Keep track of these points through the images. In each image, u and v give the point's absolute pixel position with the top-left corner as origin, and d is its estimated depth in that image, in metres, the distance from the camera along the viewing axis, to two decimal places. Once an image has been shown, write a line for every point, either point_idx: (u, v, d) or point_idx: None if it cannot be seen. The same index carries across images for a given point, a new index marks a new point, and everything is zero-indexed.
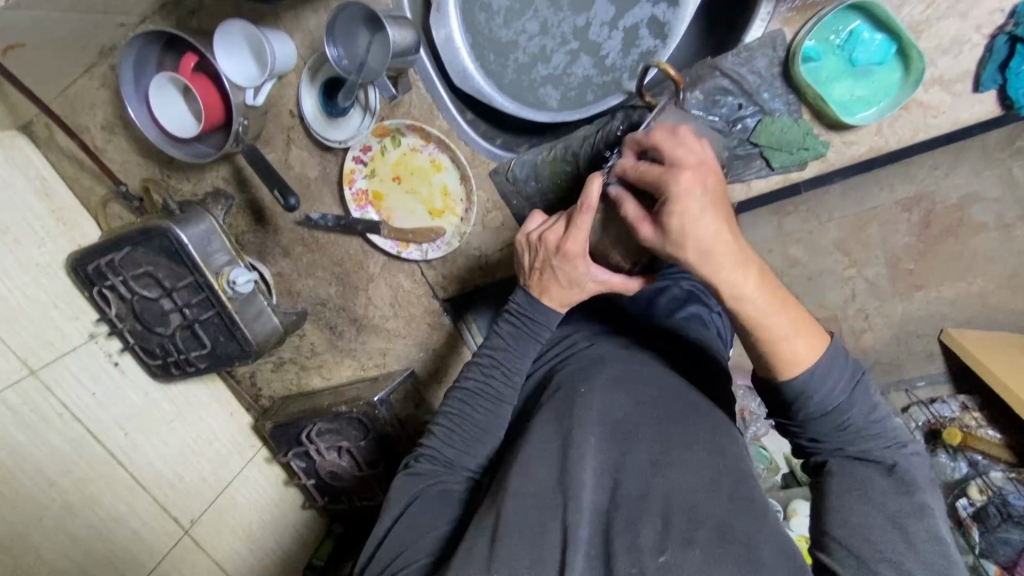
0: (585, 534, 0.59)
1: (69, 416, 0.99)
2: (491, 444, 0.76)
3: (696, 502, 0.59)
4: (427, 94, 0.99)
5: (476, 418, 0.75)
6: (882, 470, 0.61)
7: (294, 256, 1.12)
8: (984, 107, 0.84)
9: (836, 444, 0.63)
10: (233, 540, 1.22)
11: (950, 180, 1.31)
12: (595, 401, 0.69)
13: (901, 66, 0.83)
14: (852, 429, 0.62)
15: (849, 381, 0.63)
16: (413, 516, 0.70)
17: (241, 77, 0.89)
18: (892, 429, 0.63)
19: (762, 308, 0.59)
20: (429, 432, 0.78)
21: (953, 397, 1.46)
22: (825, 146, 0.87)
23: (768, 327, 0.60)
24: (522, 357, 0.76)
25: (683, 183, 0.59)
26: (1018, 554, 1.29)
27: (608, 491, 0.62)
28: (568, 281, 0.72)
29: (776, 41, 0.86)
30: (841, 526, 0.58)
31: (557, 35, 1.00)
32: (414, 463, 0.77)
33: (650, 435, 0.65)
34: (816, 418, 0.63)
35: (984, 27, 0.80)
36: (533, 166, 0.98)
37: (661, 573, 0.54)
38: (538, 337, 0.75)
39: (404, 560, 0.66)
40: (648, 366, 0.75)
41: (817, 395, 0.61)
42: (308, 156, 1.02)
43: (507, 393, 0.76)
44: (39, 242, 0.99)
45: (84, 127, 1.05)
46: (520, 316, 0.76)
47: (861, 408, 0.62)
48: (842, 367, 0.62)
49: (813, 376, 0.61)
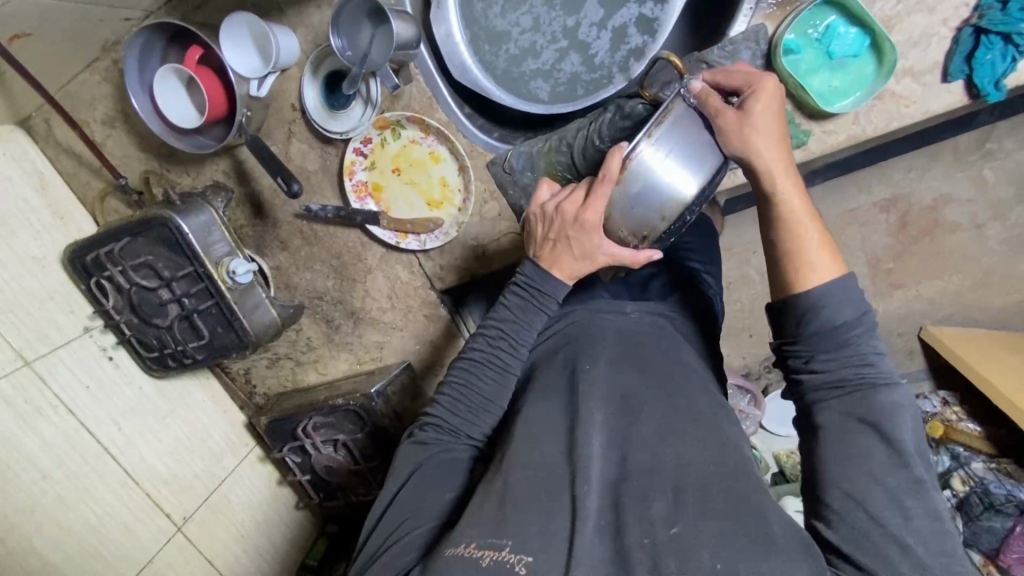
0: (593, 504, 0.61)
1: (61, 408, 0.98)
2: (494, 412, 0.78)
3: (707, 476, 0.62)
4: (427, 87, 1.03)
5: (482, 388, 0.77)
6: (872, 427, 0.62)
7: (292, 249, 1.13)
8: (953, 96, 0.89)
9: (837, 369, 0.64)
10: (226, 537, 1.21)
11: (926, 181, 1.37)
12: (602, 377, 0.72)
13: (874, 59, 0.89)
14: (855, 355, 0.64)
15: (857, 308, 0.65)
16: (418, 483, 0.72)
17: (246, 69, 0.92)
18: (887, 365, 0.64)
19: (798, 205, 0.69)
20: (433, 400, 0.79)
21: (934, 393, 1.52)
22: (806, 135, 0.92)
23: (799, 225, 0.69)
24: (529, 327, 0.77)
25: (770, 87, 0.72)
26: (1002, 543, 1.35)
27: (616, 462, 0.65)
28: (581, 253, 0.74)
29: (759, 35, 0.90)
30: (841, 498, 0.60)
31: (547, 33, 1.05)
32: (419, 431, 0.78)
33: (656, 408, 0.69)
34: (822, 333, 0.65)
35: (950, 20, 0.86)
36: (528, 158, 0.99)
37: (675, 544, 0.56)
38: (545, 308, 0.77)
39: (412, 523, 0.68)
40: (655, 350, 0.77)
41: (830, 308, 0.65)
42: (308, 149, 1.04)
43: (513, 362, 0.77)
44: (35, 235, 0.99)
45: (84, 122, 1.06)
46: (525, 286, 0.77)
47: (865, 333, 0.65)
48: (845, 291, 0.65)
49: (833, 286, 0.65)
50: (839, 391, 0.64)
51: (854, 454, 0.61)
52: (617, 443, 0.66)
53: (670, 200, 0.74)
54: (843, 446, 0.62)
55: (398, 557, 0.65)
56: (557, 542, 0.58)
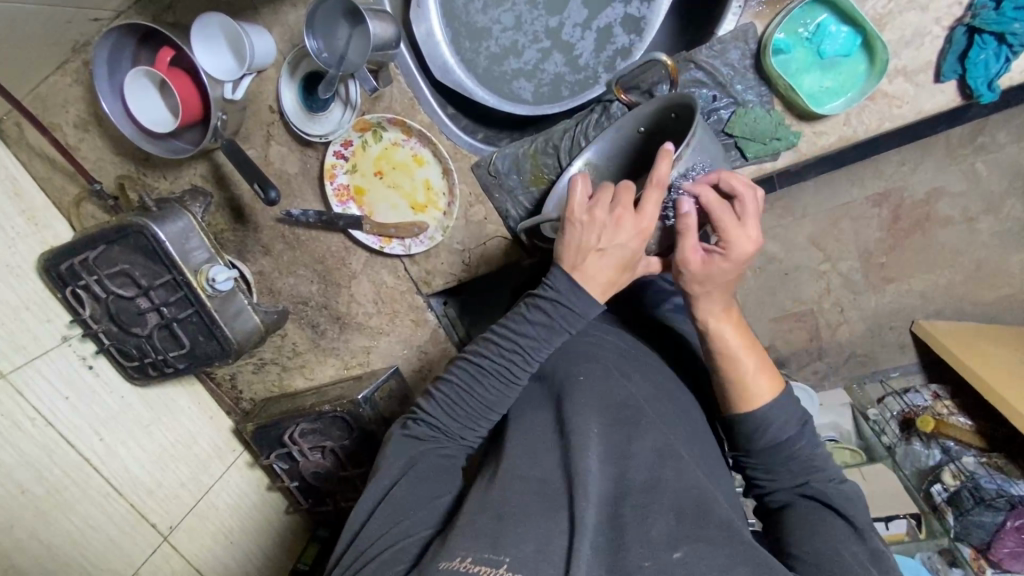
0: (592, 519, 0.59)
1: (40, 420, 0.96)
2: (492, 419, 0.75)
3: (704, 499, 0.62)
4: (408, 88, 1.00)
5: (486, 398, 0.73)
6: (832, 510, 0.66)
7: (275, 254, 1.11)
8: (945, 96, 0.88)
9: (792, 475, 0.70)
10: (213, 546, 1.20)
11: (919, 175, 1.35)
12: (598, 390, 0.72)
13: (866, 59, 0.87)
14: (805, 460, 0.70)
15: (798, 420, 0.72)
16: (408, 488, 0.70)
17: (220, 71, 0.89)
18: (834, 465, 0.71)
19: (734, 344, 0.72)
20: (433, 396, 0.77)
21: (925, 387, 1.52)
22: (796, 137, 0.90)
23: (731, 364, 0.72)
24: (540, 344, 0.72)
25: (741, 257, 0.69)
26: (992, 536, 1.36)
27: (614, 478, 0.63)
28: (629, 263, 0.71)
29: (748, 35, 0.89)
30: (813, 554, 0.61)
31: (529, 32, 1.02)
32: (414, 424, 0.77)
33: (652, 426, 0.69)
34: (770, 449, 0.71)
35: (943, 19, 0.84)
36: (513, 159, 1.01)
37: (679, 568, 0.55)
38: (567, 329, 0.71)
39: (401, 531, 0.66)
40: (643, 374, 0.79)
41: (772, 429, 0.70)
42: (288, 152, 1.02)
43: (521, 376, 0.73)
44: (8, 243, 0.96)
45: (56, 125, 1.03)
46: (544, 299, 0.71)
47: (809, 440, 0.71)
48: (789, 413, 0.71)
49: (770, 411, 0.70)
50: (796, 494, 0.70)
51: (817, 525, 0.65)
52: (613, 457, 0.65)
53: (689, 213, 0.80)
54: (806, 522, 0.66)
55: (388, 565, 0.62)
56: (554, 556, 0.56)
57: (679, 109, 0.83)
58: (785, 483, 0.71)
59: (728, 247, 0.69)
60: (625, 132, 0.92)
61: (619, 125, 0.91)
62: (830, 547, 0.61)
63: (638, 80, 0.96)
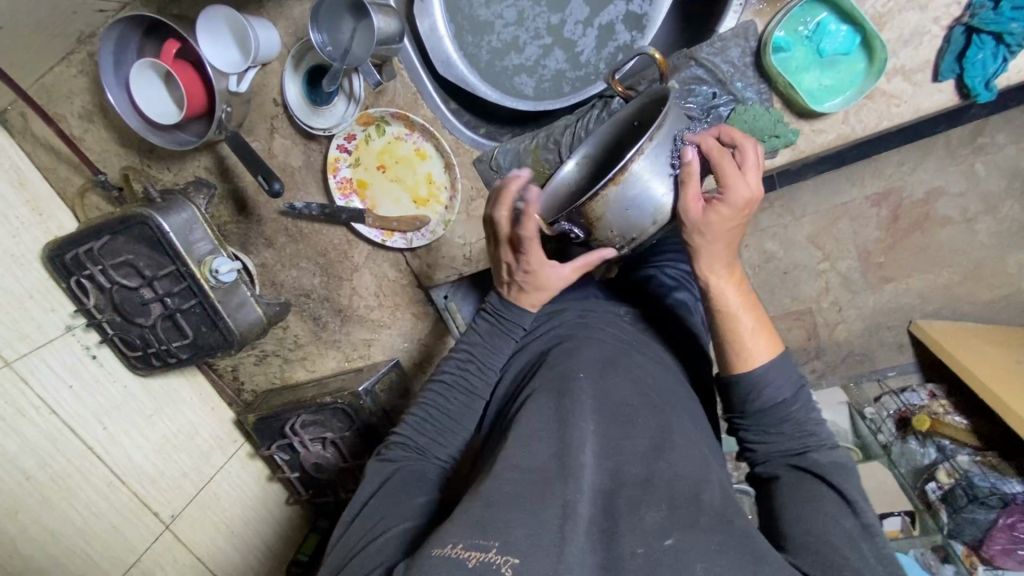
0: (586, 511, 0.60)
1: (44, 409, 0.97)
2: (462, 434, 0.83)
3: (699, 491, 0.64)
4: (411, 83, 1.02)
5: (450, 409, 0.82)
6: (823, 478, 0.66)
7: (277, 247, 1.12)
8: (943, 96, 0.88)
9: (784, 439, 0.71)
10: (214, 536, 1.21)
11: (917, 175, 1.36)
12: (596, 385, 0.73)
13: (864, 57, 0.88)
14: (797, 423, 0.71)
15: (794, 383, 0.72)
16: (388, 491, 0.73)
17: (224, 63, 0.89)
18: (827, 430, 0.71)
19: (734, 297, 0.73)
20: (402, 423, 0.84)
21: (922, 386, 1.53)
22: (795, 134, 0.91)
23: (733, 316, 0.72)
24: (498, 355, 0.83)
25: (738, 205, 0.69)
26: (985, 534, 1.37)
27: (609, 473, 0.64)
28: (536, 287, 0.78)
29: (750, 32, 0.89)
30: (805, 533, 0.61)
31: (531, 28, 1.04)
32: (386, 449, 0.81)
33: (648, 421, 0.70)
34: (768, 409, 0.71)
35: (941, 19, 0.85)
36: (515, 154, 1.03)
37: (670, 556, 0.55)
38: (511, 334, 0.83)
39: (389, 523, 0.67)
40: (636, 364, 0.79)
41: (770, 387, 0.71)
42: (292, 145, 1.02)
43: (479, 385, 0.83)
44: (13, 232, 0.96)
45: (61, 116, 1.04)
46: (492, 314, 0.84)
47: (803, 405, 0.72)
48: (785, 371, 0.72)
49: (767, 370, 0.71)
50: (788, 462, 0.70)
51: (806, 494, 0.65)
52: (609, 451, 0.66)
53: (659, 205, 0.77)
54: (797, 488, 0.66)
55: (373, 555, 0.62)
56: (547, 547, 0.56)
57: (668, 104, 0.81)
58: (779, 448, 0.71)
59: (725, 190, 0.70)
60: (617, 124, 0.90)
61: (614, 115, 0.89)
62: (822, 525, 0.61)
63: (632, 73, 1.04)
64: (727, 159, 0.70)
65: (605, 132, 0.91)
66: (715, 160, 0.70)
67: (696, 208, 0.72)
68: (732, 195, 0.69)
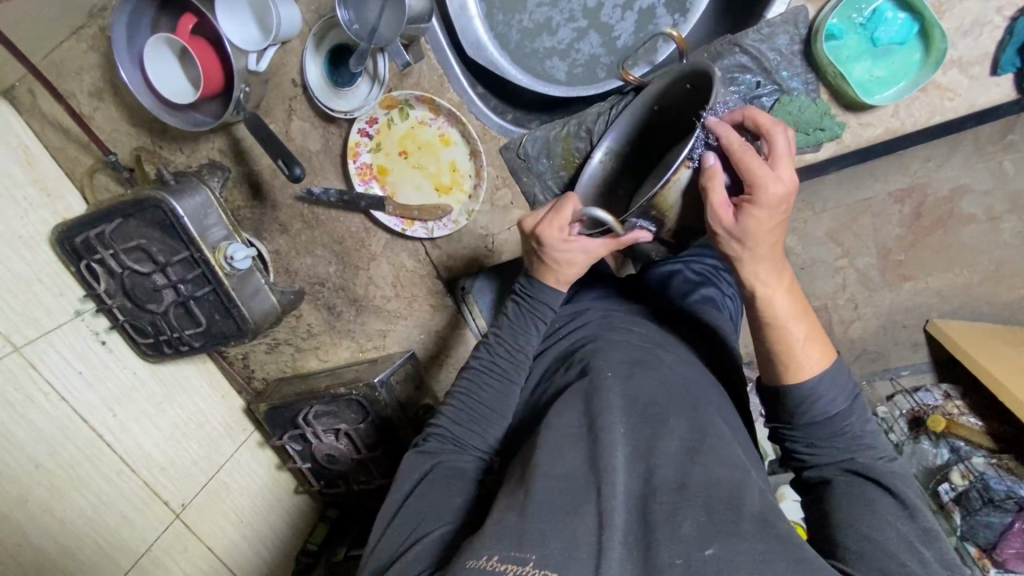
0: (620, 519, 0.57)
1: (53, 395, 0.94)
2: (500, 422, 0.79)
3: (737, 493, 0.60)
4: (438, 65, 0.99)
5: (484, 398, 0.79)
6: (881, 486, 0.64)
7: (292, 233, 1.08)
8: (1001, 90, 0.86)
9: (836, 450, 0.68)
10: (223, 525, 1.19)
11: (944, 171, 1.32)
12: (626, 384, 0.70)
13: (921, 47, 0.85)
14: (849, 435, 0.68)
15: (849, 393, 0.69)
16: (426, 491, 0.71)
17: (243, 41, 0.85)
18: (882, 441, 0.68)
19: (784, 304, 0.68)
20: (439, 415, 0.81)
21: (936, 386, 1.51)
22: (841, 128, 0.88)
23: (783, 327, 0.67)
24: (530, 338, 0.81)
25: (775, 200, 0.65)
26: (998, 537, 1.33)
27: (641, 476, 0.61)
28: (561, 262, 0.78)
29: (800, 18, 0.86)
30: (858, 538, 0.60)
31: (565, 10, 1.03)
32: (423, 442, 0.79)
33: (679, 421, 0.67)
34: (820, 422, 0.68)
35: (1005, 9, 0.83)
36: (544, 142, 1.01)
37: (711, 567, 0.53)
38: (541, 316, 0.81)
39: (428, 527, 0.66)
40: (664, 363, 0.75)
41: (824, 400, 0.67)
42: (310, 128, 0.99)
43: (513, 373, 0.80)
44: (20, 213, 0.93)
45: (70, 93, 0.99)
46: (524, 298, 0.82)
47: (859, 417, 0.68)
48: (842, 379, 0.68)
49: (820, 382, 0.67)
50: (841, 469, 0.68)
51: (864, 501, 0.63)
52: (641, 453, 0.63)
53: None
54: (853, 495, 0.64)
55: (412, 564, 0.62)
56: (581, 556, 0.54)
57: (695, 79, 0.83)
58: (829, 458, 0.69)
59: (756, 189, 0.65)
60: (641, 111, 0.94)
61: (635, 103, 0.93)
62: (880, 530, 0.59)
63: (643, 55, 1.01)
64: (751, 153, 0.66)
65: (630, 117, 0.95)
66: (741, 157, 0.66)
67: (729, 214, 0.68)
68: (765, 192, 0.65)
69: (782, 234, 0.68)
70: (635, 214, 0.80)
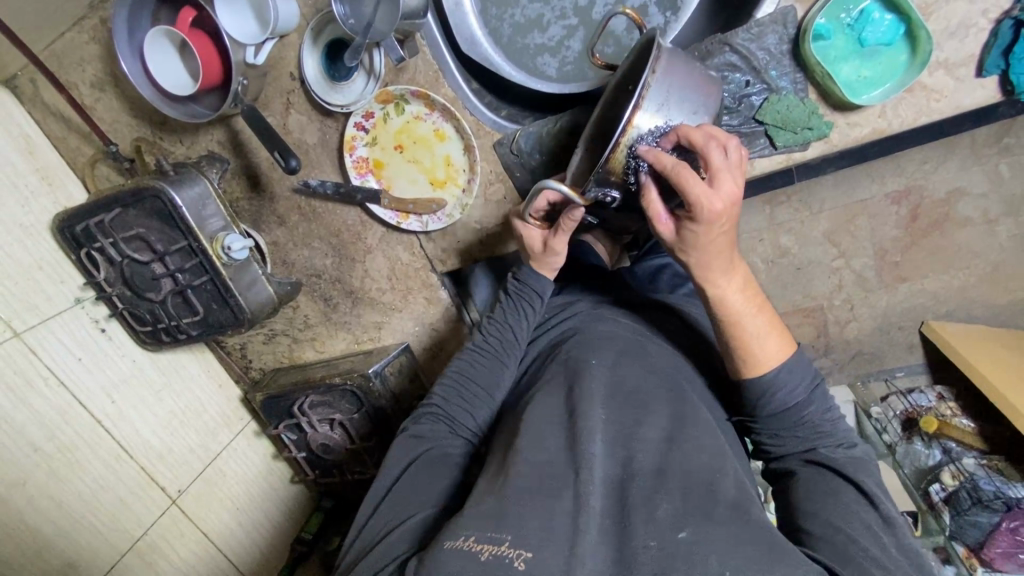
0: (597, 503, 0.59)
1: (53, 380, 0.96)
2: (489, 402, 0.84)
3: (713, 479, 0.61)
4: (433, 61, 1.00)
5: (476, 378, 0.85)
6: (842, 475, 0.66)
7: (290, 225, 1.10)
8: (986, 92, 0.87)
9: (798, 440, 0.71)
10: (218, 511, 1.21)
11: (940, 174, 1.33)
12: (610, 373, 0.72)
13: (907, 49, 0.85)
14: (808, 425, 0.70)
15: (809, 383, 0.71)
16: (414, 474, 0.73)
17: (241, 34, 0.87)
18: (843, 429, 0.71)
19: (737, 303, 0.69)
20: (431, 396, 0.86)
21: (931, 388, 1.52)
22: (829, 127, 0.89)
23: (739, 323, 0.70)
24: (521, 323, 0.89)
25: (713, 217, 0.64)
26: (986, 537, 1.34)
27: (621, 462, 0.63)
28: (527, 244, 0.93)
29: (788, 18, 0.87)
30: (823, 525, 0.61)
31: (556, 8, 1.04)
32: (413, 425, 0.82)
33: (660, 411, 0.69)
34: (779, 413, 0.70)
35: (990, 11, 0.83)
36: (537, 138, 1.02)
37: (684, 549, 0.54)
38: (533, 303, 0.89)
39: (413, 510, 0.68)
40: (649, 354, 0.77)
41: (782, 391, 0.69)
42: (307, 121, 1.00)
43: (504, 355, 0.87)
44: (22, 201, 0.95)
45: (72, 84, 1.01)
46: (517, 286, 0.91)
47: (818, 406, 0.71)
48: (802, 369, 0.70)
49: (778, 374, 0.69)
50: (802, 458, 0.71)
51: (828, 490, 0.65)
52: (621, 440, 0.65)
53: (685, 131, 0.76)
54: (815, 484, 0.67)
55: (395, 544, 0.63)
56: (558, 537, 0.56)
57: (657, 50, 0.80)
58: (793, 447, 0.72)
59: (694, 211, 0.64)
60: (613, 93, 0.88)
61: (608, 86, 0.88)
62: (844, 519, 0.61)
63: (612, 35, 1.04)
64: (687, 172, 0.64)
65: (597, 111, 0.90)
66: (676, 177, 0.65)
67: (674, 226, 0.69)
68: (703, 211, 0.64)
69: (733, 238, 0.68)
70: (593, 183, 0.76)
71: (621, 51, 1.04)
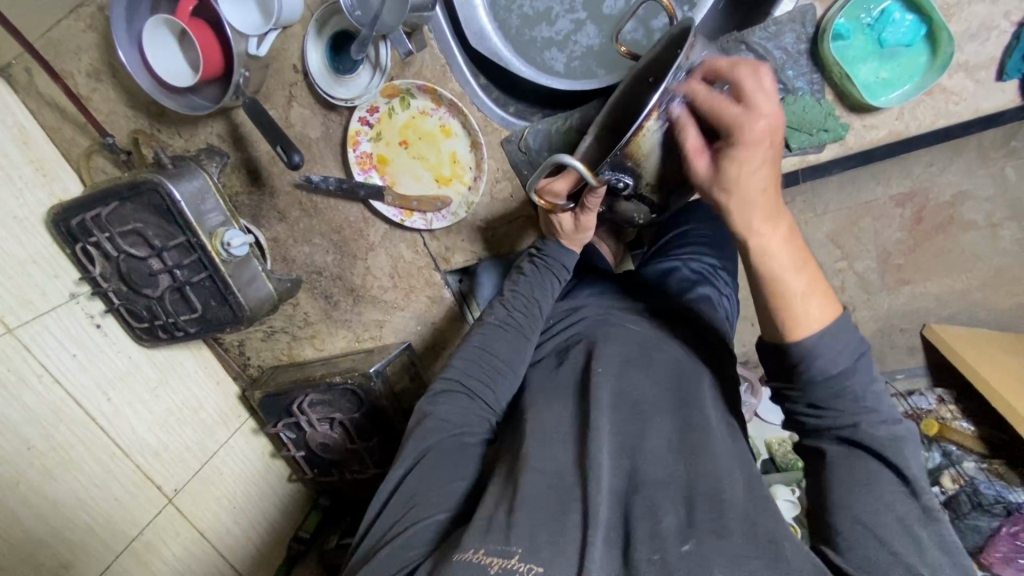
0: (604, 515, 0.57)
1: (48, 378, 0.93)
2: (511, 378, 0.83)
3: (721, 489, 0.60)
4: (441, 55, 0.98)
5: (497, 351, 0.84)
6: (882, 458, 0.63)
7: (290, 221, 1.08)
8: (1005, 96, 0.86)
9: (838, 413, 0.65)
10: (215, 509, 1.19)
11: (945, 176, 1.30)
12: (617, 376, 0.72)
13: (928, 50, 0.84)
14: (851, 398, 0.65)
15: (853, 351, 0.65)
16: (425, 470, 0.71)
17: (243, 24, 0.84)
18: (885, 403, 0.66)
19: (781, 251, 0.64)
20: (447, 370, 0.83)
21: (930, 390, 1.51)
22: (845, 129, 0.87)
23: (783, 273, 0.64)
24: (546, 296, 0.90)
25: (758, 138, 0.62)
26: (986, 541, 1.33)
27: (625, 473, 0.62)
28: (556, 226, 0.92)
29: (807, 16, 0.86)
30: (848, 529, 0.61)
31: (566, 1, 1.01)
32: (428, 407, 0.79)
33: (666, 420, 0.68)
34: (820, 381, 0.65)
35: (1013, 14, 0.82)
36: (547, 135, 0.96)
37: (687, 560, 0.53)
38: (559, 276, 0.92)
39: (419, 515, 0.66)
40: (657, 361, 0.75)
41: (823, 359, 0.64)
42: (310, 115, 0.98)
43: (526, 329, 0.87)
44: (16, 194, 0.92)
45: (68, 73, 0.99)
46: (541, 257, 0.93)
47: (861, 377, 0.65)
48: (848, 335, 0.64)
49: (821, 338, 0.63)
50: (837, 435, 0.66)
51: (863, 480, 0.62)
52: (626, 451, 0.64)
53: None
54: (852, 470, 0.63)
55: (403, 550, 0.62)
56: (569, 548, 0.55)
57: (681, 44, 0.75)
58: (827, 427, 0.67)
59: (735, 138, 0.63)
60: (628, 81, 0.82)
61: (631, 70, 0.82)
62: (874, 518, 0.60)
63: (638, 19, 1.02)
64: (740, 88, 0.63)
65: (613, 98, 0.83)
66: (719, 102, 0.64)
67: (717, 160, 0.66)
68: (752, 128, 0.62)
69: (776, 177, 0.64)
70: (608, 166, 0.75)
71: (648, 33, 1.02)
